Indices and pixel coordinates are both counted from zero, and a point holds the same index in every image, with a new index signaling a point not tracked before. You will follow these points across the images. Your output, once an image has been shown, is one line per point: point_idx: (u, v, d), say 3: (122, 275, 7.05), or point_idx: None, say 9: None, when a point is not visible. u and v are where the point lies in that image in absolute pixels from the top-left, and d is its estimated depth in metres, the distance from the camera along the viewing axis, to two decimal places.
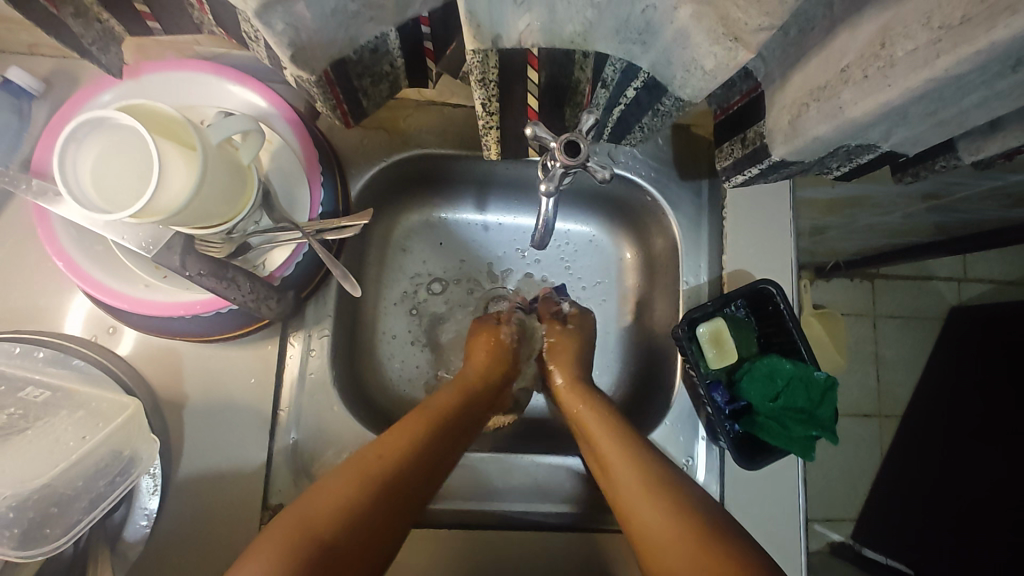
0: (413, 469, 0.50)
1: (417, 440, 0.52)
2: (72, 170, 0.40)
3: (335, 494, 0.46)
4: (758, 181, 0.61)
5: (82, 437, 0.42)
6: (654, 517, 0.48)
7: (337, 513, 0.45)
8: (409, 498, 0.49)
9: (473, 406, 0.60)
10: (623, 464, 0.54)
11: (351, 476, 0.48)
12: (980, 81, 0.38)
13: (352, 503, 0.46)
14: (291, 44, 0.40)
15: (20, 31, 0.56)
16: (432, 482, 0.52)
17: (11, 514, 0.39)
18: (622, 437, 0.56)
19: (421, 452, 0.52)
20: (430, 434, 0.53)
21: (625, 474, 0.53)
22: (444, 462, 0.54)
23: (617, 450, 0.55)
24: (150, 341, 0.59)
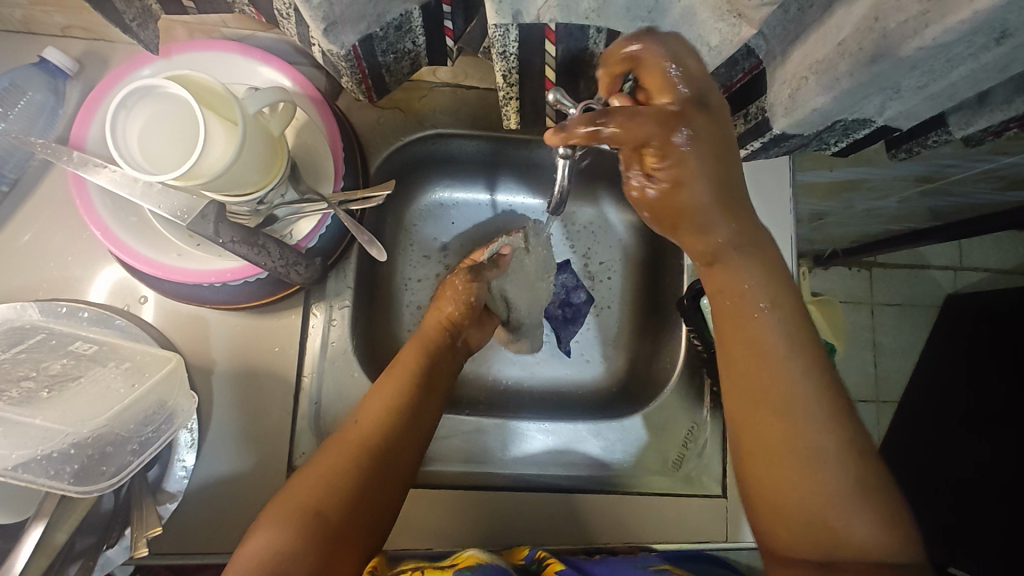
0: (388, 431, 0.54)
1: (388, 404, 0.56)
2: (121, 135, 0.43)
3: (324, 466, 0.51)
4: (759, 156, 0.65)
5: (132, 384, 0.45)
6: (799, 474, 0.44)
7: (321, 486, 0.50)
8: (394, 455, 0.54)
9: (440, 363, 0.62)
10: (780, 381, 0.45)
11: (334, 453, 0.52)
12: (967, 54, 0.41)
13: (337, 477, 0.51)
14: (325, 19, 0.43)
15: (56, 13, 0.59)
16: (411, 443, 0.55)
17: (71, 450, 0.41)
18: (800, 353, 0.46)
19: (395, 415, 0.55)
20: (401, 392, 0.57)
21: (785, 403, 0.45)
22: (421, 418, 0.57)
23: (781, 370, 0.46)
24: (180, 309, 0.62)
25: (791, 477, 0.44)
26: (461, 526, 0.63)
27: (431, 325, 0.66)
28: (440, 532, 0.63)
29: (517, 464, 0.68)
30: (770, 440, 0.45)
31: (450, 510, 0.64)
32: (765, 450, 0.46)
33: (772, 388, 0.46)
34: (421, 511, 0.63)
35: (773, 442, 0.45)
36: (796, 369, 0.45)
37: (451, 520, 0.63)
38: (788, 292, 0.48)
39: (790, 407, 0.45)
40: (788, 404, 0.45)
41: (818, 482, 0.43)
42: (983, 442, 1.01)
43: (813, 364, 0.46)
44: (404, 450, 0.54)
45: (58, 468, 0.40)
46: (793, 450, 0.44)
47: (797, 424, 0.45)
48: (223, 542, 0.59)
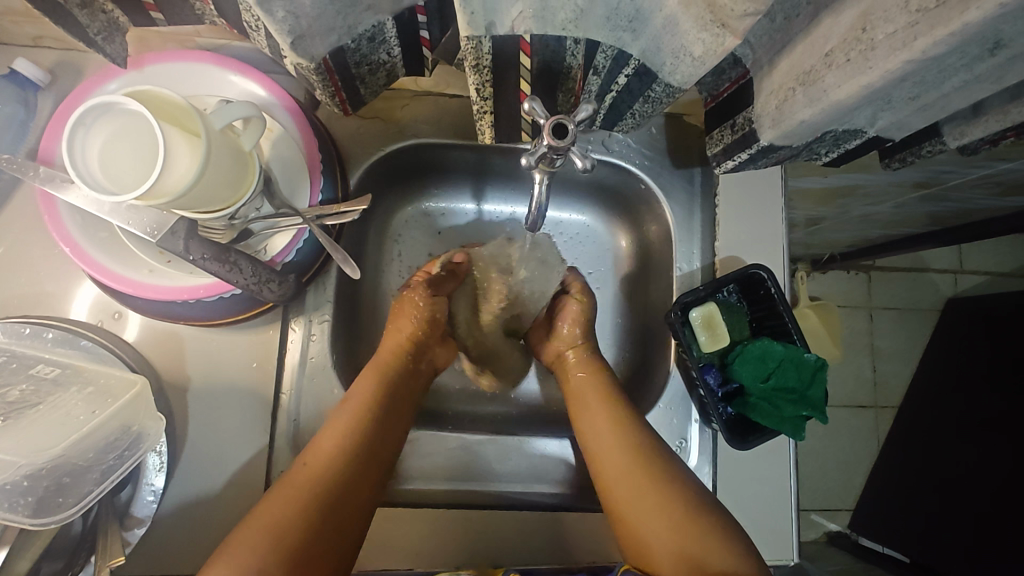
0: (339, 469, 0.53)
1: (344, 435, 0.55)
2: (79, 153, 0.41)
3: (274, 508, 0.50)
4: (749, 167, 0.62)
5: (92, 412, 0.44)
6: (654, 516, 0.54)
7: (272, 533, 0.48)
8: (347, 493, 0.53)
9: (398, 393, 0.61)
10: (617, 443, 0.59)
11: (286, 492, 0.51)
12: (959, 65, 0.40)
13: (287, 524, 0.49)
14: (291, 32, 0.41)
15: (25, 23, 0.57)
16: (365, 476, 0.55)
17: (25, 482, 0.40)
18: (621, 420, 0.61)
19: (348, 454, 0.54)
20: (357, 425, 0.56)
21: (615, 462, 0.58)
22: (376, 455, 0.56)
23: (613, 437, 0.59)
24: (154, 325, 0.60)
25: (647, 514, 0.54)
26: (439, 545, 0.62)
27: (389, 346, 0.64)
28: (419, 552, 0.61)
29: (500, 481, 0.67)
30: (632, 498, 0.56)
31: (430, 529, 0.62)
32: (627, 505, 0.56)
33: (606, 455, 0.59)
34: (400, 531, 0.61)
35: (633, 503, 0.55)
36: (625, 441, 0.59)
37: (430, 539, 0.62)
38: (608, 381, 0.66)
39: (626, 464, 0.57)
40: (629, 469, 0.57)
41: (668, 528, 0.52)
42: (969, 445, 1.07)
43: (633, 429, 0.60)
44: (361, 486, 0.54)
45: (14, 498, 0.40)
46: (647, 489, 0.55)
47: (648, 474, 0.56)
48: (199, 564, 0.57)
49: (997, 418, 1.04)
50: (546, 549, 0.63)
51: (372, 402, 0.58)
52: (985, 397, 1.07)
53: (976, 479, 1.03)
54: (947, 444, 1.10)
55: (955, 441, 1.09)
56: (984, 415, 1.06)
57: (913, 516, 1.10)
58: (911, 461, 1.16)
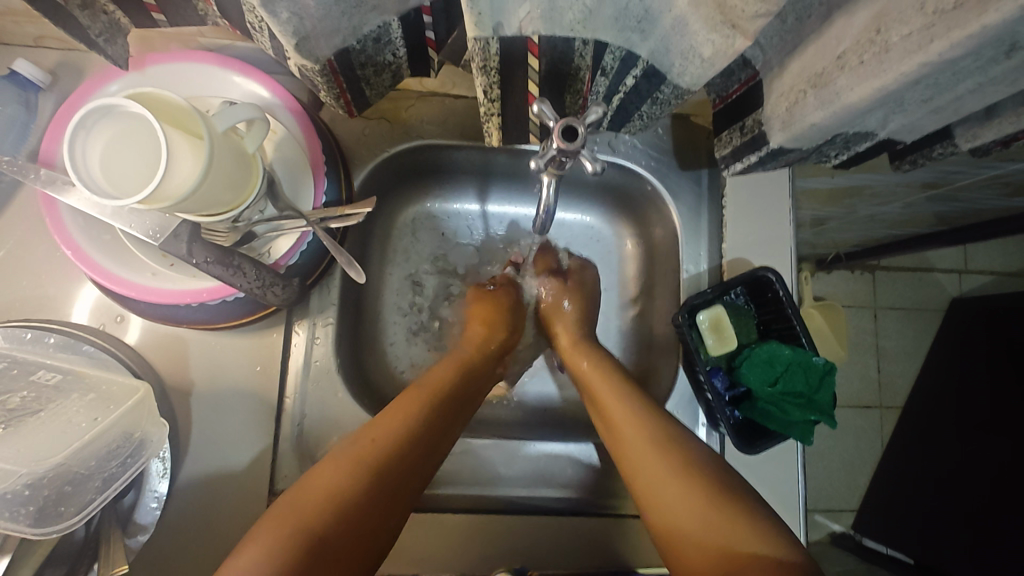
0: (403, 443, 0.53)
1: (418, 412, 0.56)
2: (81, 158, 0.41)
3: (327, 474, 0.49)
4: (756, 169, 0.62)
5: (93, 419, 0.43)
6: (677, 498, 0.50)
7: (332, 494, 0.48)
8: (410, 470, 0.52)
9: (473, 379, 0.64)
10: (635, 428, 0.56)
11: (352, 456, 0.51)
12: (975, 67, 0.39)
13: (344, 490, 0.48)
14: (295, 33, 0.41)
15: (27, 23, 0.57)
16: (424, 459, 0.54)
17: (26, 491, 0.39)
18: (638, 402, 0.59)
19: (418, 433, 0.54)
20: (426, 410, 0.57)
21: (636, 438, 0.56)
22: (440, 443, 0.56)
23: (632, 426, 0.57)
24: (158, 328, 0.60)
25: (669, 494, 0.51)
26: (442, 551, 0.62)
27: (469, 346, 0.67)
28: (422, 559, 0.61)
29: (506, 484, 0.66)
30: (656, 483, 0.52)
31: (434, 535, 0.62)
32: (652, 495, 0.52)
33: (627, 439, 0.57)
34: (404, 537, 0.61)
35: (656, 487, 0.52)
36: (648, 428, 0.56)
37: (435, 544, 0.62)
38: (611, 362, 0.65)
39: (642, 456, 0.55)
40: (649, 448, 0.54)
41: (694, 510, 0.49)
42: (968, 447, 1.06)
43: (651, 415, 0.57)
44: (419, 469, 0.54)
45: (14, 509, 0.39)
46: (668, 474, 0.52)
47: (660, 446, 0.54)
48: (201, 568, 0.57)
49: (993, 420, 1.05)
50: (551, 556, 0.63)
51: (437, 391, 0.59)
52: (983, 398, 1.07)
53: (982, 480, 1.02)
54: (950, 446, 1.09)
55: (955, 441, 1.09)
56: (985, 417, 1.06)
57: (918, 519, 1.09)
58: (916, 462, 1.15)
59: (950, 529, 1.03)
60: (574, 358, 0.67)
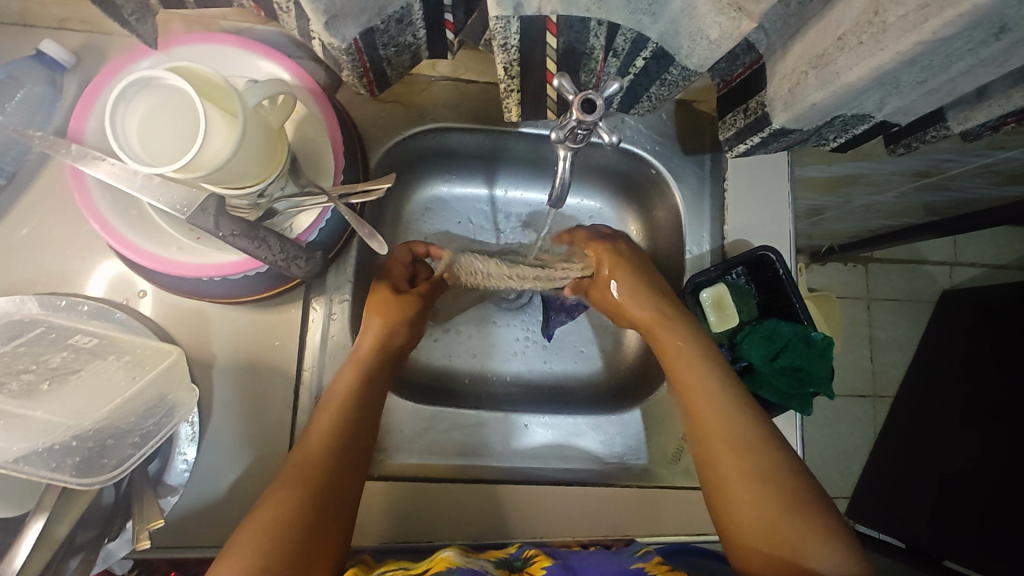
0: (331, 443, 0.54)
1: (326, 431, 0.55)
2: (121, 127, 0.43)
3: (276, 501, 0.49)
4: (758, 150, 0.64)
5: (132, 377, 0.45)
6: (749, 500, 0.50)
7: (278, 518, 0.48)
8: (334, 490, 0.52)
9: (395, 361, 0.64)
10: (714, 416, 0.55)
11: (275, 497, 0.49)
12: (966, 49, 0.42)
13: (289, 507, 0.49)
14: (326, 12, 0.43)
15: (54, 5, 0.58)
16: (355, 459, 0.55)
17: (73, 442, 0.41)
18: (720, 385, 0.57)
19: (347, 424, 0.56)
20: (332, 423, 0.55)
21: (722, 426, 0.54)
22: (368, 426, 0.57)
23: (713, 415, 0.55)
24: (180, 303, 0.61)
25: (739, 493, 0.51)
26: (453, 519, 0.63)
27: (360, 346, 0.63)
28: (440, 526, 0.63)
29: (515, 458, 0.69)
30: (730, 465, 0.52)
31: (448, 502, 0.64)
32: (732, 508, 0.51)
33: (706, 425, 0.55)
34: (422, 506, 0.63)
35: (730, 484, 0.52)
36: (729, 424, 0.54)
37: (448, 513, 0.63)
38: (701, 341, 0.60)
39: (737, 458, 0.53)
40: (734, 441, 0.53)
41: (786, 533, 0.48)
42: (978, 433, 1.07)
43: (736, 410, 0.55)
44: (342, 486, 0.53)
45: (59, 459, 0.40)
46: (752, 474, 0.51)
47: (749, 449, 0.53)
48: (223, 536, 0.59)
49: (998, 406, 1.06)
50: (561, 523, 0.65)
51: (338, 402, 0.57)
52: (991, 385, 1.08)
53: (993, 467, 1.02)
54: (956, 431, 1.10)
55: (960, 426, 1.10)
56: (993, 403, 1.07)
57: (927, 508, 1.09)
58: (918, 447, 1.16)
59: (956, 515, 1.04)
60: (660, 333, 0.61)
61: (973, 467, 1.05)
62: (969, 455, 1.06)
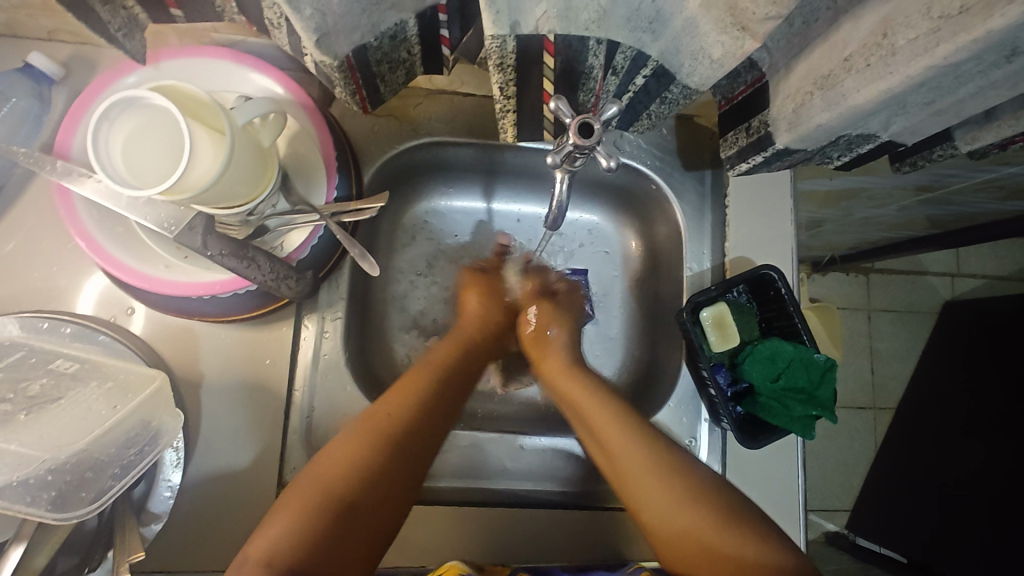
0: (412, 403, 0.56)
1: (409, 396, 0.56)
2: (104, 148, 0.41)
3: (346, 443, 0.52)
4: (761, 169, 0.63)
5: (114, 407, 0.44)
6: (681, 522, 0.52)
7: (348, 460, 0.51)
8: (406, 454, 0.53)
9: (475, 349, 0.66)
10: (623, 450, 0.56)
11: (348, 440, 0.52)
12: (976, 72, 0.40)
13: (360, 453, 0.51)
14: (317, 29, 0.41)
15: (42, 17, 0.57)
16: (433, 426, 0.56)
17: (48, 476, 0.40)
18: (626, 425, 0.58)
19: (427, 393, 0.57)
20: (425, 383, 0.58)
21: (628, 454, 0.56)
22: (450, 400, 0.59)
23: (623, 445, 0.56)
24: (168, 321, 0.60)
25: (658, 496, 0.54)
26: (443, 544, 0.62)
27: (471, 320, 0.68)
28: (431, 550, 0.61)
29: (510, 479, 0.67)
30: (648, 492, 0.54)
31: (443, 524, 0.62)
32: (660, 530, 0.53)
33: (607, 437, 0.58)
34: (418, 530, 0.61)
35: (651, 495, 0.54)
36: (633, 444, 0.56)
37: (444, 536, 0.62)
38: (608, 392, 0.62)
39: (651, 486, 0.54)
40: (646, 469, 0.55)
41: (713, 553, 0.50)
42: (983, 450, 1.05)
43: (635, 424, 0.58)
44: (416, 454, 0.54)
45: (36, 493, 0.39)
46: (671, 497, 0.53)
47: (663, 474, 0.54)
48: (209, 560, 0.57)
49: (997, 419, 1.05)
50: (558, 547, 0.64)
51: (443, 366, 0.61)
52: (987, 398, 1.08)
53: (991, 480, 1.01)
54: (958, 444, 1.09)
55: (961, 439, 1.09)
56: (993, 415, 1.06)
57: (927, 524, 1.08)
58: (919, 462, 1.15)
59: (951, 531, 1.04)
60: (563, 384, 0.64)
61: (970, 480, 1.04)
62: (968, 468, 1.05)
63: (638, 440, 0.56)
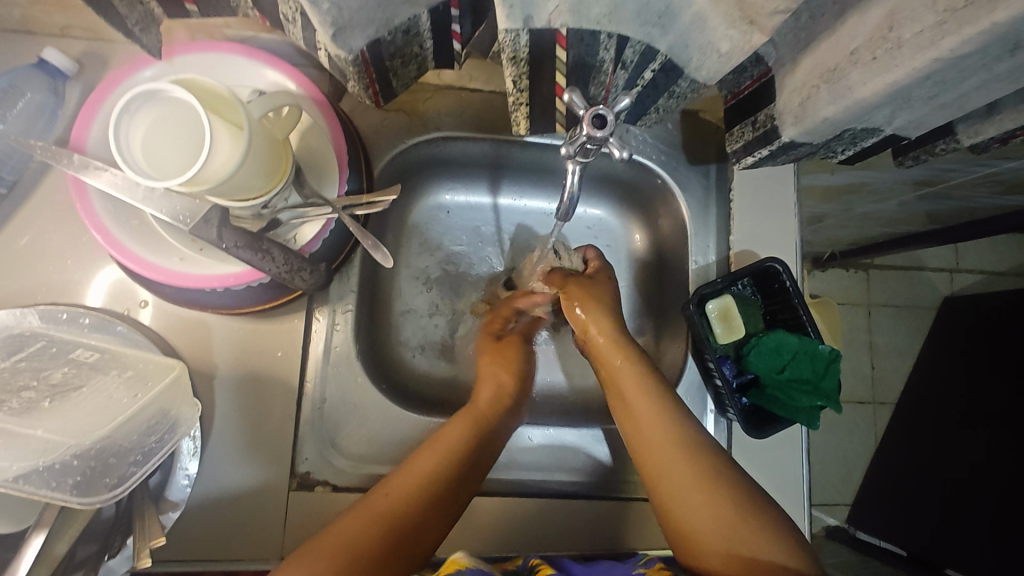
0: (415, 502, 0.50)
1: (411, 495, 0.51)
2: (124, 140, 0.42)
3: (339, 536, 0.47)
4: (766, 163, 0.64)
5: (134, 395, 0.44)
6: (691, 494, 0.52)
7: (339, 559, 0.45)
8: (398, 560, 0.47)
9: (490, 429, 0.60)
10: (649, 420, 0.58)
11: (341, 536, 0.47)
12: (980, 65, 0.41)
13: (356, 555, 0.46)
14: (333, 24, 0.42)
15: (56, 12, 0.58)
16: (433, 525, 0.51)
17: (74, 462, 0.40)
18: (657, 393, 0.60)
19: (433, 492, 0.52)
20: (433, 478, 0.52)
21: (653, 420, 0.58)
22: (457, 496, 0.54)
23: (650, 406, 0.58)
24: (182, 313, 0.61)
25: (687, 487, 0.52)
26: (456, 535, 0.62)
27: (486, 394, 0.63)
28: (443, 539, 0.62)
29: (521, 471, 0.68)
30: (667, 461, 0.55)
31: (454, 514, 0.63)
32: (671, 498, 0.53)
33: (647, 429, 0.57)
34: None
35: (676, 481, 0.53)
36: (671, 428, 0.57)
37: (455, 524, 0.62)
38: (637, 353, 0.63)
39: (671, 452, 0.55)
40: (668, 440, 0.56)
41: (723, 524, 0.49)
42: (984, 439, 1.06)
43: (680, 419, 0.58)
44: (426, 534, 0.50)
45: (59, 479, 0.39)
46: (687, 466, 0.54)
47: (683, 449, 0.55)
48: (223, 549, 0.58)
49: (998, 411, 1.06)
50: (565, 534, 0.65)
51: (467, 442, 0.57)
52: (989, 391, 1.08)
53: (997, 469, 1.02)
54: (959, 436, 1.10)
55: (963, 433, 1.10)
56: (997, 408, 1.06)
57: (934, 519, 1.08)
58: (921, 454, 1.16)
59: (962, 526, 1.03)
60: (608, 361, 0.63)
61: (975, 473, 1.05)
62: (972, 460, 1.06)
63: (665, 408, 0.58)
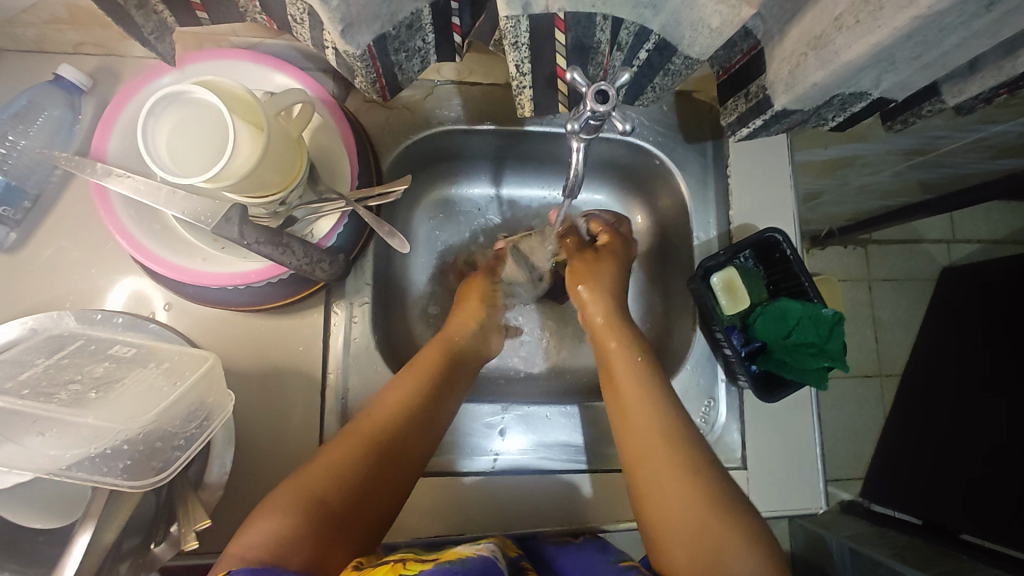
0: (360, 456, 0.53)
1: (358, 447, 0.54)
2: (151, 142, 0.44)
3: (292, 492, 0.49)
4: (761, 133, 0.67)
5: (173, 383, 0.47)
6: (673, 494, 0.52)
7: (290, 512, 0.47)
8: (345, 514, 0.50)
9: (444, 390, 0.62)
10: (641, 412, 0.58)
11: (288, 494, 0.49)
12: (959, 22, 0.43)
13: (303, 509, 0.48)
14: (342, 20, 0.44)
15: (70, 30, 0.60)
16: (384, 482, 0.53)
17: (124, 446, 0.42)
18: (651, 385, 0.60)
19: (379, 445, 0.54)
20: (376, 433, 0.55)
21: (643, 414, 0.58)
22: (411, 450, 0.56)
23: (641, 400, 0.59)
24: (205, 314, 0.63)
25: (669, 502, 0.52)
26: (481, 515, 0.65)
27: (434, 348, 0.66)
28: (468, 519, 0.64)
29: (538, 451, 0.70)
30: (652, 457, 0.55)
31: (476, 495, 0.65)
32: (649, 493, 0.54)
33: (639, 433, 0.57)
34: (451, 499, 0.65)
35: (656, 474, 0.54)
36: (659, 418, 0.58)
37: (471, 503, 0.65)
38: (636, 342, 0.65)
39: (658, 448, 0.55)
40: (657, 430, 0.57)
41: (694, 525, 0.50)
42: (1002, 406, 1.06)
43: (665, 408, 0.58)
44: (372, 504, 0.52)
45: (111, 463, 0.42)
46: (672, 460, 0.54)
47: (671, 444, 0.55)
48: None
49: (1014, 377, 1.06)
50: (570, 508, 0.67)
51: (417, 393, 0.59)
52: (1002, 358, 1.08)
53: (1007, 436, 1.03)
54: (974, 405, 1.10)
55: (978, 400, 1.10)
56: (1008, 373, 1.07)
57: (950, 489, 1.07)
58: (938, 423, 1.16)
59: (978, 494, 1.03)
60: (604, 336, 0.66)
61: (998, 450, 1.04)
62: (991, 431, 1.06)
63: (659, 402, 0.59)
